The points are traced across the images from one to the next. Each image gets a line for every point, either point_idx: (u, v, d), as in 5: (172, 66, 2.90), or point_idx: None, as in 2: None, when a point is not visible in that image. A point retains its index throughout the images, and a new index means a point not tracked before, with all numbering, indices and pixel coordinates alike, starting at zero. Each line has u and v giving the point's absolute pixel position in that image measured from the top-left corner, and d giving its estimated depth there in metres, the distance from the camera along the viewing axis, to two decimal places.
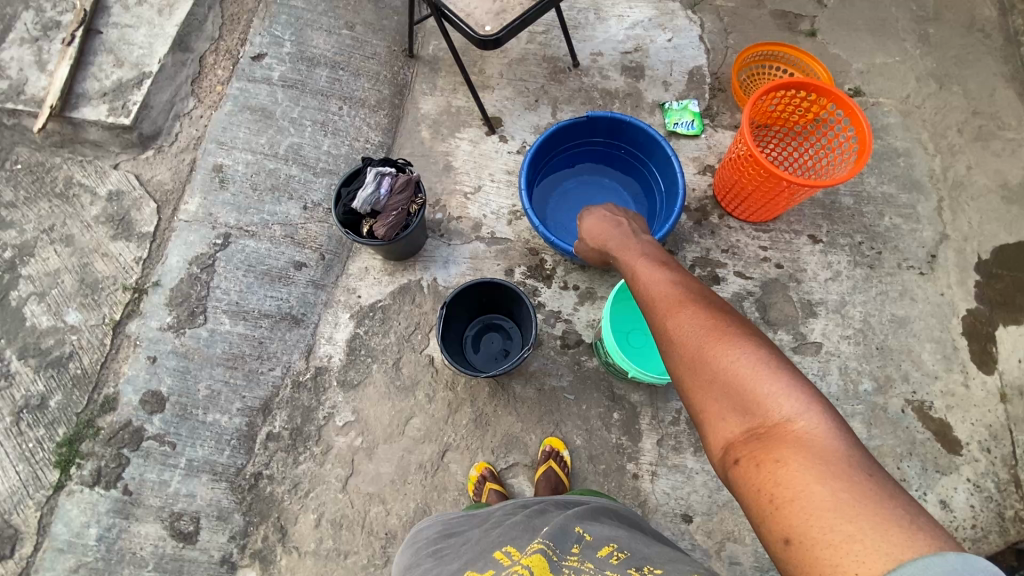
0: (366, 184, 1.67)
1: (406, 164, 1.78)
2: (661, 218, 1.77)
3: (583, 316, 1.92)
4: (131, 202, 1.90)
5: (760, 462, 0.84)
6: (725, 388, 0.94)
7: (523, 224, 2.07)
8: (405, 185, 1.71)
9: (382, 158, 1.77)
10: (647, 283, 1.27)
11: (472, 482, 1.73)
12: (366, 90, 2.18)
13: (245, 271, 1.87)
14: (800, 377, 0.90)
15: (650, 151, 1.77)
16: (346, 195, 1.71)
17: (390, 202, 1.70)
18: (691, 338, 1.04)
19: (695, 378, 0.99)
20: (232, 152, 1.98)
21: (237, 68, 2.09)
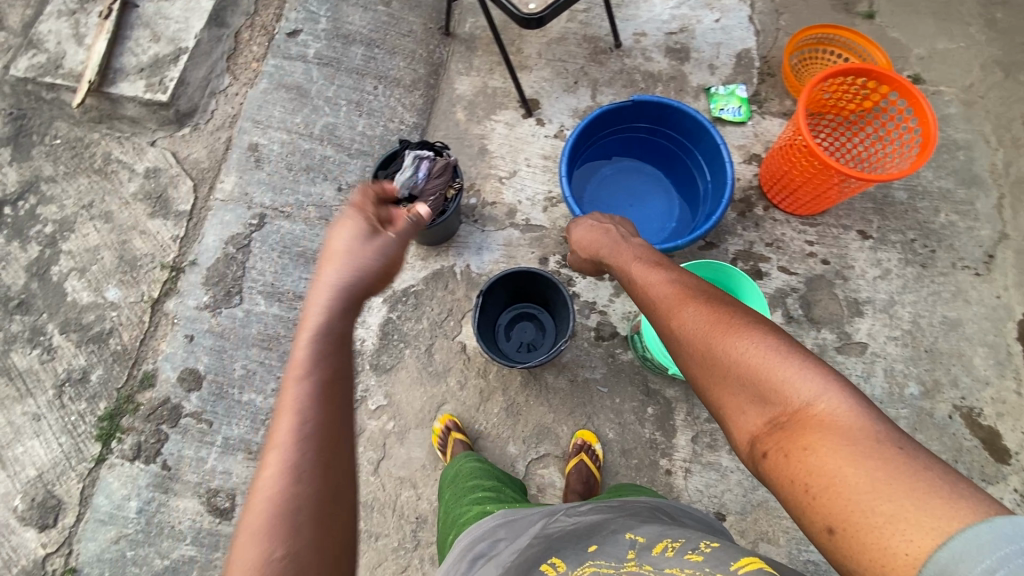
0: (405, 167, 1.63)
1: (443, 148, 1.73)
2: (707, 211, 1.70)
3: (619, 308, 1.88)
4: (168, 179, 1.89)
5: (788, 452, 0.82)
6: (741, 381, 0.93)
7: (560, 211, 2.02)
8: (442, 170, 1.67)
9: (419, 141, 1.73)
10: (649, 285, 1.26)
11: (434, 433, 1.75)
12: (402, 68, 2.13)
13: (279, 252, 1.86)
14: (812, 359, 0.88)
15: (696, 138, 1.67)
16: (384, 178, 1.68)
17: (428, 186, 1.65)
18: (700, 336, 1.03)
19: (712, 375, 0.98)
20: (267, 131, 1.96)
21: (273, 45, 2.05)
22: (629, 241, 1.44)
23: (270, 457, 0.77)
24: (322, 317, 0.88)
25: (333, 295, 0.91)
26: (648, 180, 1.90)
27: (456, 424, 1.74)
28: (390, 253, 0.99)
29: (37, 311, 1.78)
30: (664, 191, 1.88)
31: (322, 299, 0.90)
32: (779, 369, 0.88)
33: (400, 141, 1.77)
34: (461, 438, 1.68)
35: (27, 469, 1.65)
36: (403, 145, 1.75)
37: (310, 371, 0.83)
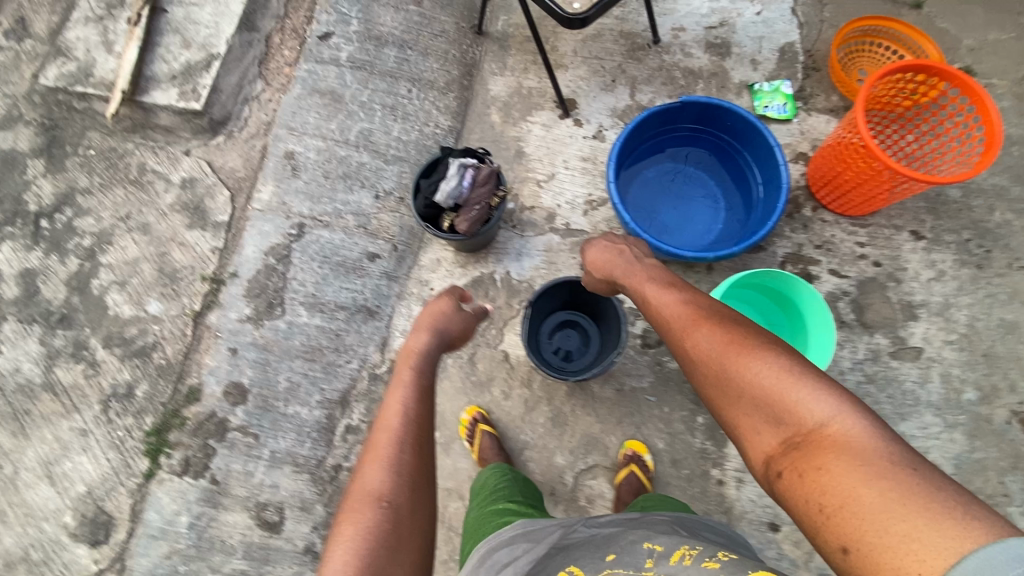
0: (449, 177, 1.60)
1: (486, 154, 1.69)
2: (759, 214, 1.64)
3: None
4: (205, 189, 1.87)
5: (803, 473, 0.83)
6: (755, 402, 0.94)
7: (600, 214, 1.98)
8: (487, 178, 1.63)
9: (460, 149, 1.69)
10: (659, 302, 1.24)
11: (462, 424, 1.77)
12: (435, 70, 2.08)
13: (320, 262, 1.84)
14: (825, 380, 0.89)
15: (747, 138, 1.63)
16: (427, 187, 1.64)
17: (473, 195, 1.62)
18: (713, 355, 1.03)
19: (725, 395, 0.99)
20: (303, 138, 1.92)
21: (305, 48, 2.01)
22: (642, 261, 1.39)
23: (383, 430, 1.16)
24: (421, 352, 1.35)
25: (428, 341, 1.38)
26: (693, 181, 1.82)
27: (483, 415, 1.75)
28: (465, 321, 1.48)
29: (79, 325, 1.77)
30: (710, 193, 1.81)
31: (422, 340, 1.38)
32: (792, 390, 0.88)
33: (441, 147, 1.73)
34: (488, 430, 1.70)
35: (76, 485, 1.64)
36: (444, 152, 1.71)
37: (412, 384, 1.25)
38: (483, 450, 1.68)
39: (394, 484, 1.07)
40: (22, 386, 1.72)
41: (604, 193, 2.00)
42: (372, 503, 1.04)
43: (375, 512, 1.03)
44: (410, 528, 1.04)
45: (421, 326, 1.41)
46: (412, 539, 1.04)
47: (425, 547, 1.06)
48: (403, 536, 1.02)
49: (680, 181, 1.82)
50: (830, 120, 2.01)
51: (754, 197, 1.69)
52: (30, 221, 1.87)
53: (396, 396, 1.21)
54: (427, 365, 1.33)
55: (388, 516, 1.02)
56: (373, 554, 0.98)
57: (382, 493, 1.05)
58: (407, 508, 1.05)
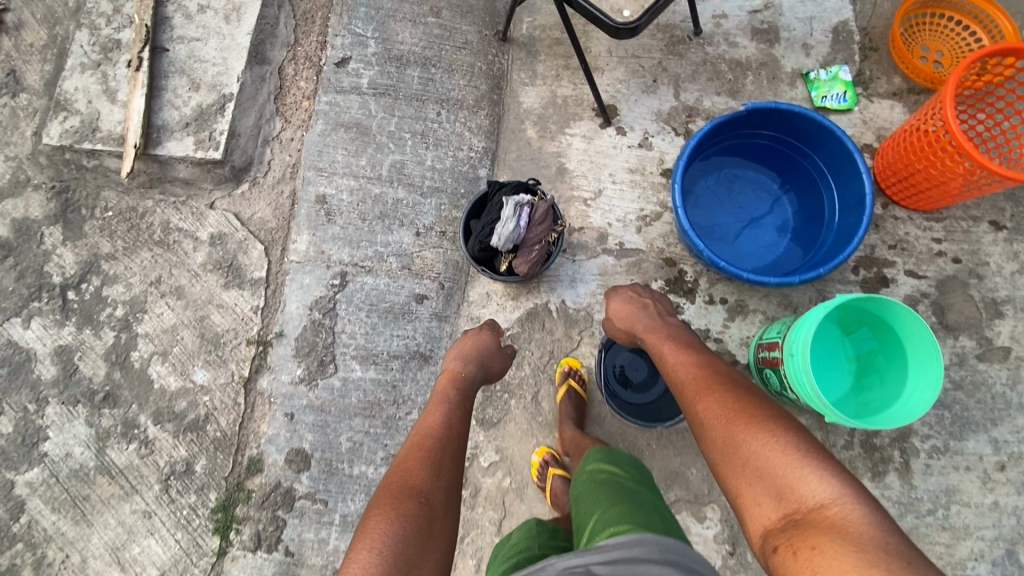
0: (505, 221, 1.47)
1: (537, 188, 1.56)
2: (833, 223, 1.55)
3: (735, 334, 1.76)
4: (236, 245, 1.75)
5: (798, 549, 0.95)
6: (760, 474, 1.06)
7: (655, 230, 1.85)
8: (544, 215, 1.50)
9: (510, 185, 1.56)
10: (675, 365, 1.38)
11: (534, 467, 1.69)
12: (463, 87, 1.93)
13: (367, 311, 1.75)
14: (824, 463, 1.03)
15: (817, 141, 1.52)
16: (482, 231, 1.52)
17: (531, 236, 1.50)
18: (724, 425, 1.16)
19: (731, 464, 1.11)
20: (333, 179, 1.79)
21: (322, 78, 1.86)
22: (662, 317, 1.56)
23: (426, 438, 1.29)
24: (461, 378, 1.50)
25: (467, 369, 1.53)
26: (753, 187, 1.70)
27: (554, 458, 1.67)
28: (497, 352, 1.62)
29: (125, 402, 1.69)
30: (771, 199, 1.70)
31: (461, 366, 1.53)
32: (794, 469, 1.02)
33: (489, 183, 1.61)
34: (559, 473, 1.61)
35: (147, 569, 1.59)
36: (493, 189, 1.59)
37: (452, 406, 1.40)
38: (554, 493, 1.62)
39: (431, 484, 1.18)
40: (75, 471, 1.65)
41: (656, 206, 1.87)
42: (412, 496, 1.14)
43: (412, 506, 1.13)
44: (438, 530, 1.13)
45: (463, 353, 1.55)
46: (439, 541, 1.13)
47: (445, 551, 1.15)
48: (434, 534, 1.12)
49: (740, 188, 1.70)
50: (893, 106, 1.87)
51: (825, 203, 1.59)
52: (56, 295, 1.77)
53: (441, 413, 1.36)
54: (468, 393, 1.48)
55: (423, 512, 1.13)
56: (407, 541, 1.07)
57: (421, 490, 1.16)
58: (439, 510, 1.16)
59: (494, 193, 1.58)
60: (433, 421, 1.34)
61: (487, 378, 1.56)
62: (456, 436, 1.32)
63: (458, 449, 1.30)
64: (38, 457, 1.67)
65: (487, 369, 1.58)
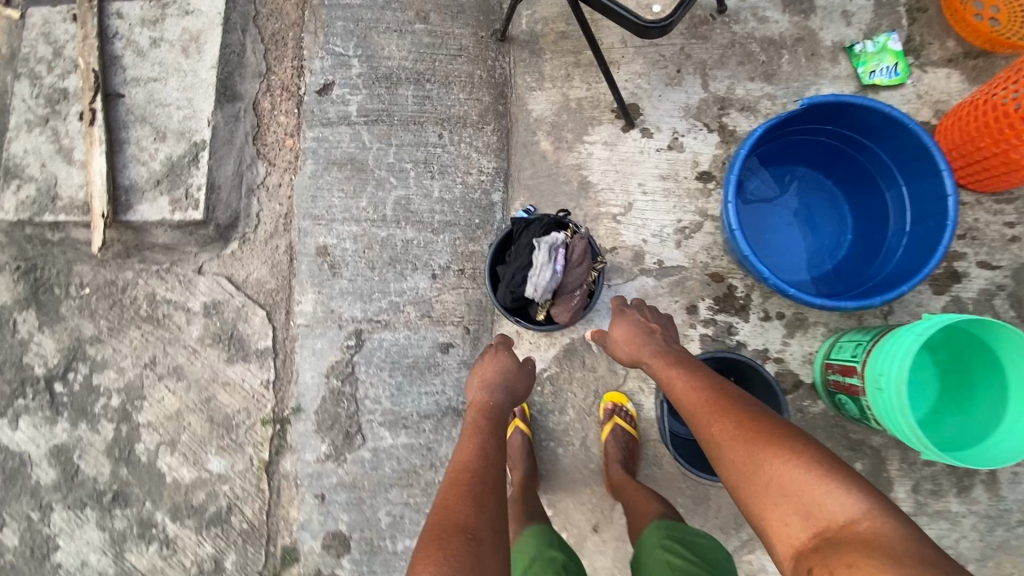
0: (540, 268, 1.28)
1: (568, 222, 1.37)
2: (901, 225, 1.39)
3: (796, 351, 1.61)
4: (234, 312, 1.56)
5: (831, 568, 0.78)
6: (783, 492, 0.92)
7: (696, 242, 1.66)
8: (581, 254, 1.31)
9: (538, 222, 1.36)
10: (679, 384, 1.24)
11: None
12: (463, 101, 1.70)
13: (390, 370, 1.57)
14: (852, 477, 0.88)
15: (880, 135, 1.36)
16: (512, 280, 1.32)
17: (569, 280, 1.31)
18: (738, 443, 1.02)
19: (751, 484, 0.97)
20: (332, 227, 1.59)
21: (305, 110, 1.63)
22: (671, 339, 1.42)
23: (460, 469, 1.11)
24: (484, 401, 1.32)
25: (490, 391, 1.35)
26: (803, 186, 1.56)
27: (522, 414, 1.60)
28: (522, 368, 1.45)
29: (137, 501, 1.53)
30: (824, 197, 1.55)
31: (481, 392, 1.36)
32: (818, 482, 0.88)
33: (511, 221, 1.42)
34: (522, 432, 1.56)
35: None
36: (518, 228, 1.39)
37: (481, 430, 1.22)
38: (510, 447, 1.57)
39: (476, 515, 1.00)
40: None
41: (695, 215, 1.67)
42: (457, 533, 0.96)
43: (458, 543, 0.94)
44: (493, 567, 0.94)
45: (481, 377, 1.38)
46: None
47: None
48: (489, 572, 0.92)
49: (788, 189, 1.56)
50: (950, 75, 1.67)
51: (889, 200, 1.43)
52: (42, 389, 1.58)
53: (475, 441, 1.18)
54: (500, 416, 1.31)
55: (473, 549, 0.94)
56: None
57: (466, 525, 0.97)
58: (491, 543, 0.97)
59: (520, 232, 1.38)
60: (464, 453, 1.16)
61: (515, 402, 1.38)
62: (496, 461, 1.15)
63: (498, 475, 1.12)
64: (51, 569, 1.52)
65: (515, 387, 1.40)
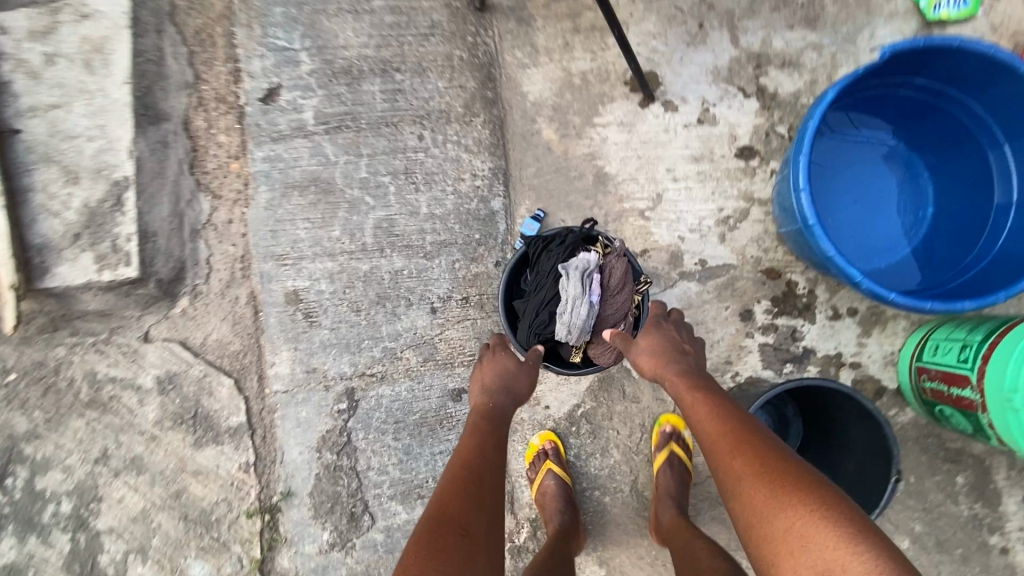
0: (575, 305, 1.06)
1: (598, 236, 1.16)
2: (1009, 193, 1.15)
3: (875, 352, 1.35)
4: (195, 385, 1.27)
5: None
6: (804, 541, 0.69)
7: (743, 234, 1.38)
8: (621, 279, 1.11)
9: (560, 242, 1.14)
10: (682, 391, 0.97)
11: (530, 450, 1.37)
12: (443, 91, 1.38)
13: (394, 433, 1.29)
14: (890, 549, 0.67)
15: (981, 84, 1.10)
16: (538, 320, 1.09)
17: (608, 314, 1.11)
18: (749, 473, 0.79)
19: (763, 520, 0.74)
20: (301, 266, 1.28)
21: (249, 124, 1.31)
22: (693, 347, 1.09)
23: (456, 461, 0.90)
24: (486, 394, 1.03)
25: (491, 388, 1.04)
26: (872, 152, 1.28)
27: (556, 451, 1.34)
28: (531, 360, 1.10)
29: None
30: (898, 164, 1.28)
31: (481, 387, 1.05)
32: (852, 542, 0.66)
33: (525, 240, 1.18)
34: (557, 474, 1.30)
35: None
36: (533, 249, 1.15)
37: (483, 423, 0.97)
38: (543, 492, 1.31)
39: (474, 508, 0.81)
40: None
41: (739, 201, 1.39)
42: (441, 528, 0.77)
43: (448, 537, 0.75)
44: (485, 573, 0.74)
45: (475, 382, 1.06)
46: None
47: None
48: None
49: (854, 156, 1.28)
50: None
51: (991, 162, 1.18)
52: None
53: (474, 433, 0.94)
54: (504, 412, 1.01)
55: (463, 546, 0.75)
56: None
57: (457, 517, 0.79)
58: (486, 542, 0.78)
59: (539, 255, 1.15)
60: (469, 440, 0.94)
61: (523, 401, 1.05)
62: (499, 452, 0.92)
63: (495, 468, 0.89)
64: None
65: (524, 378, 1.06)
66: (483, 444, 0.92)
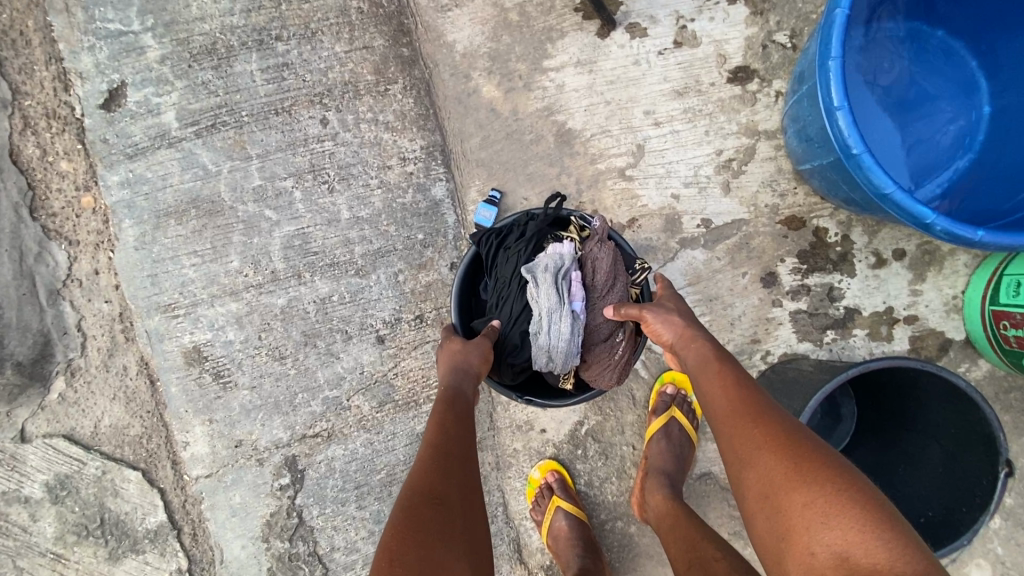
0: (552, 323, 0.80)
1: (571, 216, 0.88)
2: None
3: (931, 298, 1.08)
4: (95, 486, 1.00)
5: None
6: (824, 522, 0.55)
7: (750, 179, 1.10)
8: (608, 273, 0.83)
9: (518, 234, 0.87)
10: (699, 353, 0.75)
11: (531, 487, 1.11)
12: (344, 57, 1.06)
13: (356, 500, 1.03)
14: (916, 539, 0.54)
15: None
16: (508, 347, 0.86)
17: (599, 325, 0.84)
18: (767, 441, 0.62)
19: (773, 493, 0.59)
20: (199, 315, 1.01)
21: (96, 142, 1.00)
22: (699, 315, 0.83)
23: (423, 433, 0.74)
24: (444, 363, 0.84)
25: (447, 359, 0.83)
26: (898, 47, 0.99)
27: (562, 483, 1.08)
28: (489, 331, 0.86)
29: None
30: (933, 57, 0.99)
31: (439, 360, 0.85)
32: (881, 529, 0.53)
33: (472, 239, 0.91)
34: (567, 509, 1.04)
35: None
36: (487, 250, 0.88)
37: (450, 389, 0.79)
38: (553, 536, 1.06)
39: (448, 475, 0.67)
40: None
41: (738, 139, 1.10)
42: (412, 506, 0.63)
43: (421, 510, 0.62)
44: (465, 548, 0.62)
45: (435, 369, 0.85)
46: (472, 559, 0.62)
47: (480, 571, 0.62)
48: (460, 555, 0.61)
49: (876, 55, 0.99)
50: None
51: None
52: None
53: (439, 401, 0.77)
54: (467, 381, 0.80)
55: (438, 521, 0.62)
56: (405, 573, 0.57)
57: (426, 490, 0.65)
58: (464, 509, 0.65)
59: (494, 255, 0.88)
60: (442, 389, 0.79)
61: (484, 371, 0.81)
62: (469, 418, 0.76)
63: (465, 436, 0.74)
64: None
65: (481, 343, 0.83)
66: (449, 413, 0.76)
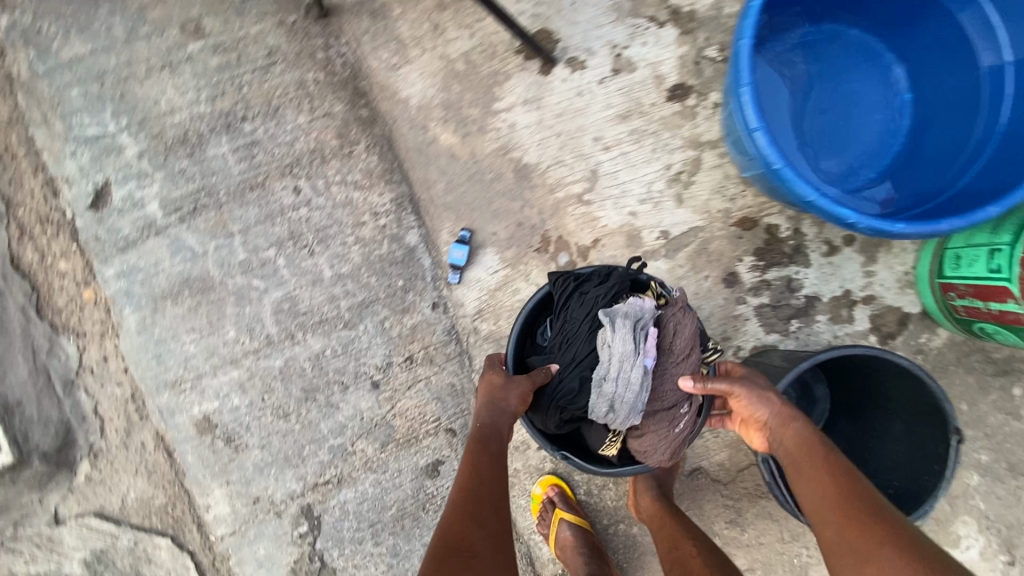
0: (624, 369, 0.83)
1: (650, 282, 0.93)
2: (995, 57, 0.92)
3: (884, 277, 1.15)
4: (129, 556, 1.07)
5: None
6: None
7: (701, 187, 1.17)
8: (687, 344, 0.86)
9: (598, 282, 0.92)
10: (793, 436, 0.80)
11: (535, 503, 1.18)
12: (307, 127, 1.14)
13: (372, 537, 1.10)
14: None
15: None
16: (565, 390, 0.88)
17: (667, 392, 0.86)
18: (863, 518, 0.67)
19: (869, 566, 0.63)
20: (204, 386, 1.08)
21: (88, 240, 1.08)
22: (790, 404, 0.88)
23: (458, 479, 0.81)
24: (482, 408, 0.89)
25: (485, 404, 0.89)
26: (823, 48, 1.06)
27: (563, 496, 1.14)
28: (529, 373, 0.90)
29: None
30: (857, 53, 1.06)
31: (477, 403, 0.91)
32: None
33: (549, 279, 0.96)
34: (570, 521, 1.10)
35: None
36: (561, 292, 0.94)
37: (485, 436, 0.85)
38: (559, 548, 1.11)
39: (479, 522, 0.74)
40: None
41: (684, 153, 1.17)
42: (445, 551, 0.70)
43: (451, 554, 0.69)
44: None
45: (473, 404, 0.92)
46: None
47: None
48: None
49: (801, 56, 1.06)
50: None
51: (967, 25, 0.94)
52: None
53: (476, 447, 0.84)
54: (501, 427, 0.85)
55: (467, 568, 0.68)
56: None
57: (460, 536, 0.72)
58: (491, 554, 0.71)
59: (568, 297, 0.93)
60: (479, 425, 0.86)
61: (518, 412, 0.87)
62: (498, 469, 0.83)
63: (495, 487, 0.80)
64: None
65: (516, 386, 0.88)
66: (483, 462, 0.82)
